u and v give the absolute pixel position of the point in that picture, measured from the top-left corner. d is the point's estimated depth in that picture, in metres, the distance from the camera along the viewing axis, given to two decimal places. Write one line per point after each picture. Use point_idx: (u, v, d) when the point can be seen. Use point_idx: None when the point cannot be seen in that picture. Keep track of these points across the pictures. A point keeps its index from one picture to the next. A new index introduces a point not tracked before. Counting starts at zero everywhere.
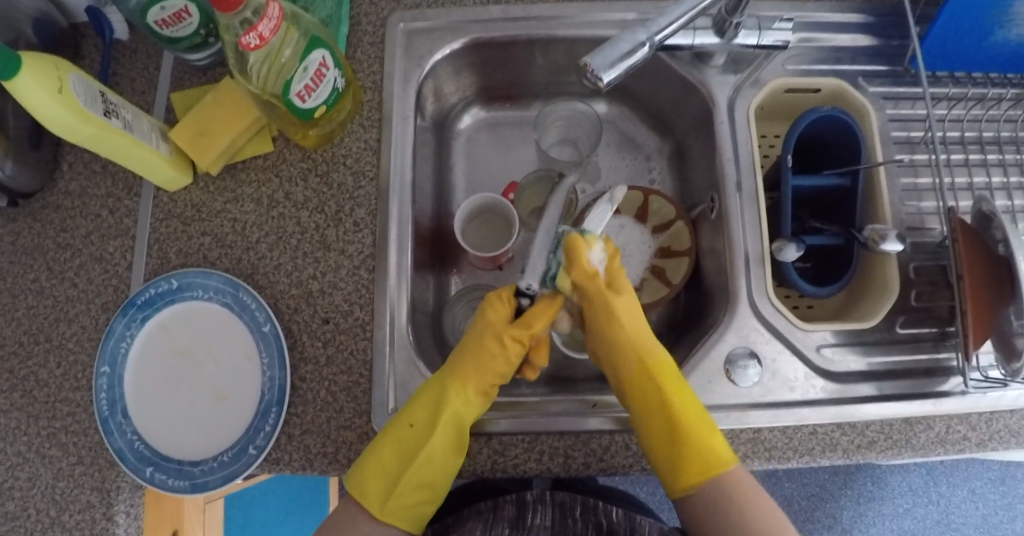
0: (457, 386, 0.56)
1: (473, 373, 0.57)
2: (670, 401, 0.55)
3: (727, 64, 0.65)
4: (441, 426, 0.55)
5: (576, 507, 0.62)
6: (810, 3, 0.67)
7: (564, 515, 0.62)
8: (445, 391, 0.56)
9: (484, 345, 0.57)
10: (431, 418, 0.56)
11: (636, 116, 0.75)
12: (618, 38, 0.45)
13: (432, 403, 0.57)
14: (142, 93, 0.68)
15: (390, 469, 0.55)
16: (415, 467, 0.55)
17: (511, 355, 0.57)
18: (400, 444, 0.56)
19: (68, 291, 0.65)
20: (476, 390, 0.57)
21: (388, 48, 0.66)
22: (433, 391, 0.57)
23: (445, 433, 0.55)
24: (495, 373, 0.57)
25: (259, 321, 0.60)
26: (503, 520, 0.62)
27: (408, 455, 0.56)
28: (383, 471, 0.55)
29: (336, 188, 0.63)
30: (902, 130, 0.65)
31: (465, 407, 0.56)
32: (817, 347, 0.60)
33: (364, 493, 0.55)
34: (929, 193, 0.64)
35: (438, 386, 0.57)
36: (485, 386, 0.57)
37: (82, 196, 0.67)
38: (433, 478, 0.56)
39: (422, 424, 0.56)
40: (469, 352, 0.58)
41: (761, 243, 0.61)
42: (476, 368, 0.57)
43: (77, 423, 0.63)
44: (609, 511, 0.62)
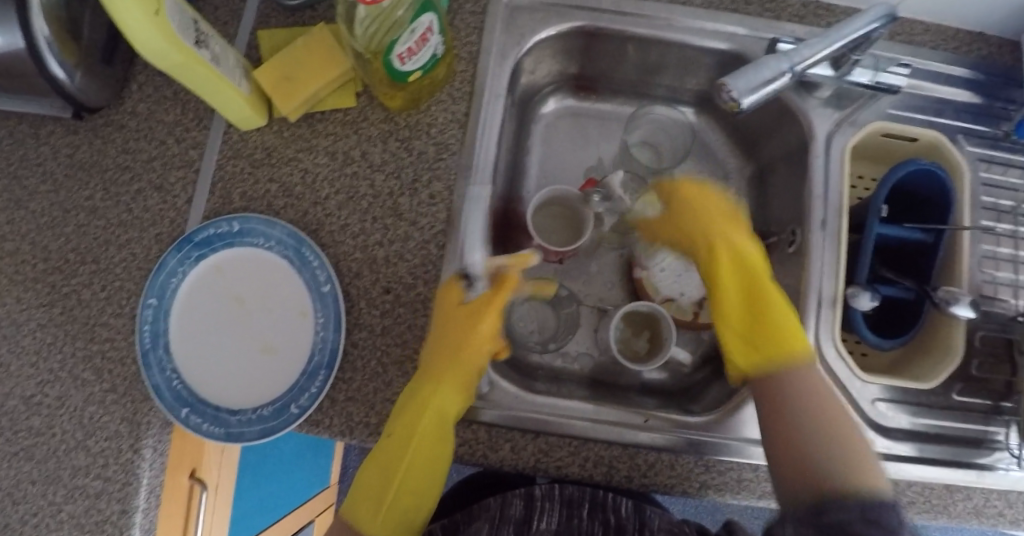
0: (434, 385, 0.56)
1: (449, 371, 0.57)
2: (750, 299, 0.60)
3: (830, 98, 0.63)
4: (420, 438, 0.56)
5: (584, 505, 0.59)
6: (924, 49, 0.65)
7: (572, 514, 0.59)
8: (417, 398, 0.56)
9: (456, 321, 0.58)
10: (408, 426, 0.56)
11: (721, 132, 0.73)
12: (762, 63, 0.43)
13: (407, 412, 0.56)
14: (225, 23, 0.65)
15: (376, 484, 0.59)
16: (405, 472, 0.57)
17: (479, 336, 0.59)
18: (389, 452, 0.57)
19: (122, 215, 0.63)
20: (454, 391, 0.57)
21: (490, 20, 0.63)
22: (411, 406, 0.56)
23: (432, 439, 0.56)
24: (470, 363, 0.59)
25: (319, 280, 0.59)
26: (510, 520, 0.60)
27: (396, 461, 0.57)
28: (371, 495, 0.59)
29: (416, 156, 0.61)
30: (992, 195, 0.64)
31: (447, 406, 0.57)
32: (872, 400, 0.60)
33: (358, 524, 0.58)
34: (1008, 263, 0.63)
35: (413, 397, 0.56)
36: (462, 384, 0.58)
37: (149, 120, 0.65)
38: (421, 484, 0.58)
39: (402, 433, 0.56)
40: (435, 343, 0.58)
41: (836, 285, 0.60)
42: (447, 365, 0.57)
43: (115, 350, 0.61)
44: (618, 506, 0.60)
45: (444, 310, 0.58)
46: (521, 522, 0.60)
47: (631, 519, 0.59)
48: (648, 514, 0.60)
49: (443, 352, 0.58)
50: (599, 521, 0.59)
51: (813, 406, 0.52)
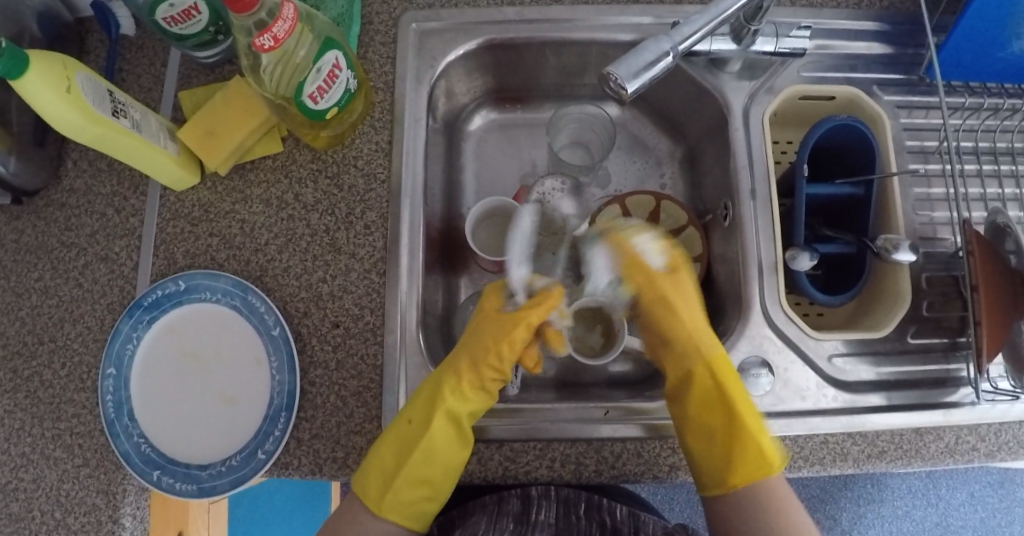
0: (450, 386, 0.57)
1: (471, 374, 0.58)
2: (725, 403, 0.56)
3: (742, 70, 0.64)
4: (437, 424, 0.56)
5: (581, 504, 0.60)
6: (827, 9, 0.66)
7: (570, 512, 0.59)
8: (442, 388, 0.57)
9: (491, 329, 0.59)
10: (420, 418, 0.56)
11: (648, 120, 0.74)
12: (643, 47, 0.44)
13: (430, 397, 0.57)
14: (149, 90, 0.67)
15: (390, 464, 0.55)
16: (413, 464, 0.55)
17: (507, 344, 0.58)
18: (400, 442, 0.56)
19: (73, 290, 0.64)
20: (469, 387, 0.57)
21: (401, 48, 0.65)
22: (426, 393, 0.57)
23: (440, 429, 0.56)
24: (490, 367, 0.58)
25: (269, 324, 0.60)
26: (509, 514, 0.59)
27: (409, 450, 0.56)
28: (383, 467, 0.55)
29: (347, 190, 0.62)
30: (916, 139, 0.65)
31: (462, 402, 0.57)
32: (829, 356, 0.60)
33: (365, 491, 0.55)
34: (942, 202, 0.64)
35: (433, 384, 0.58)
36: (479, 384, 0.58)
37: (88, 195, 0.66)
38: (434, 472, 0.56)
39: (418, 421, 0.56)
40: (463, 348, 0.59)
41: (775, 250, 0.61)
42: (471, 367, 0.58)
43: (82, 424, 0.62)
44: (613, 509, 0.61)
45: (480, 315, 0.62)
46: (518, 517, 0.59)
47: (626, 522, 0.60)
48: (641, 516, 0.61)
49: (472, 358, 0.58)
50: (595, 522, 0.60)
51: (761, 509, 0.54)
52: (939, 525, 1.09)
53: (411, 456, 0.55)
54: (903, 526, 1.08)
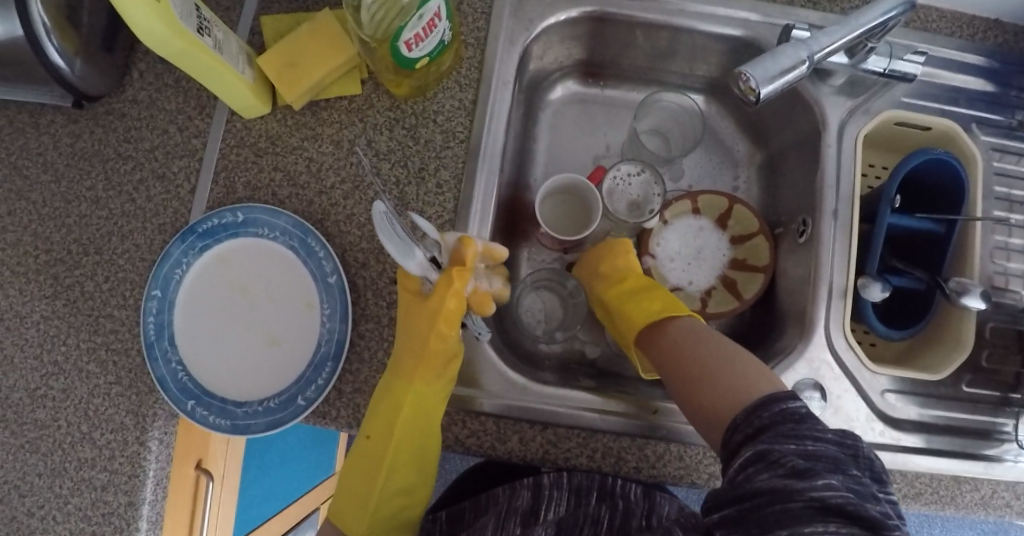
0: (410, 397, 0.55)
1: (419, 372, 0.55)
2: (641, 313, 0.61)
3: (844, 85, 0.62)
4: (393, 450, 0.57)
5: (594, 491, 0.54)
6: (940, 36, 0.64)
7: (580, 502, 0.54)
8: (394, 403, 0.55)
9: (419, 321, 0.54)
10: (381, 433, 0.56)
11: (731, 120, 0.72)
12: (782, 51, 0.42)
13: (384, 415, 0.56)
14: (227, 9, 0.64)
15: (361, 480, 0.59)
16: (384, 478, 0.58)
17: (443, 333, 0.55)
18: (365, 457, 0.58)
19: (125, 205, 0.62)
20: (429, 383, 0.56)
21: (498, 5, 0.62)
22: (384, 409, 0.56)
23: (399, 447, 0.57)
24: (440, 358, 0.56)
25: (325, 271, 0.58)
26: (517, 512, 0.55)
27: (372, 465, 0.58)
28: (356, 485, 0.59)
29: (422, 145, 0.60)
30: (1004, 185, 0.63)
31: (425, 394, 0.56)
32: (881, 391, 0.60)
33: (342, 513, 0.59)
34: (1019, 254, 0.63)
35: (389, 394, 0.56)
36: (434, 376, 0.56)
37: (151, 108, 0.63)
38: (406, 478, 0.59)
39: (375, 437, 0.56)
40: (406, 346, 0.55)
41: (848, 276, 0.59)
42: (423, 367, 0.55)
43: (119, 342, 0.61)
44: (627, 491, 0.55)
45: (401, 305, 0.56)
46: (528, 513, 0.55)
47: (640, 505, 0.54)
48: (656, 497, 0.56)
49: (413, 354, 0.55)
50: (608, 507, 0.53)
51: (703, 349, 0.54)
52: None
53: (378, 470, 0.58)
54: None
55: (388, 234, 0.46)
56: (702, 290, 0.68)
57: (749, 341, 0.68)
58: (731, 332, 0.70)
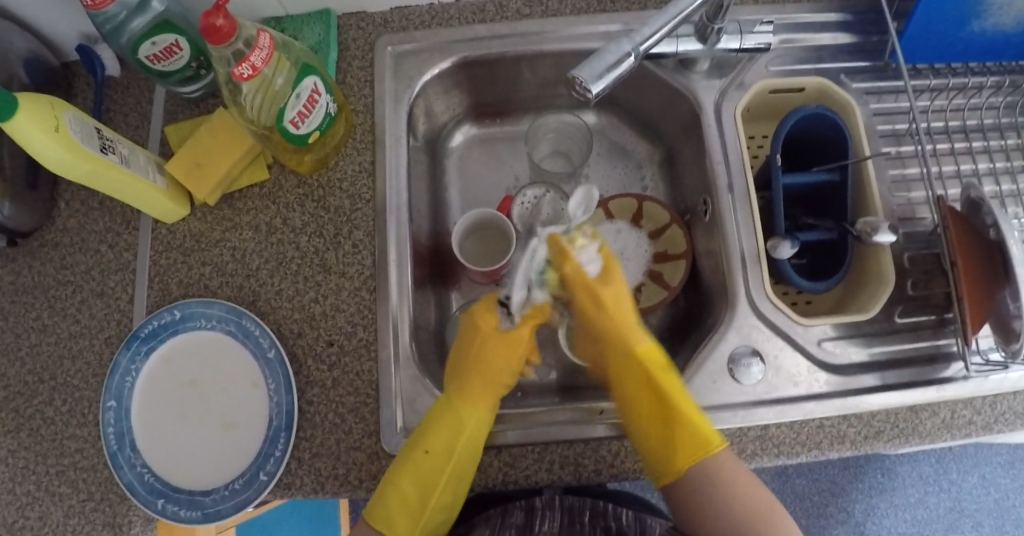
0: (469, 408, 0.57)
1: (487, 394, 0.59)
2: (664, 403, 0.56)
3: (711, 69, 0.66)
4: (456, 460, 0.56)
5: (585, 512, 0.59)
6: (790, 5, 0.67)
7: (573, 521, 0.59)
8: (462, 415, 0.57)
9: (498, 346, 0.60)
10: (446, 447, 0.56)
11: (625, 125, 0.76)
12: (604, 50, 0.46)
13: (450, 427, 0.56)
14: (136, 128, 0.69)
15: (413, 498, 0.56)
16: (437, 492, 0.56)
17: (511, 367, 0.61)
18: (420, 475, 0.56)
19: (71, 327, 0.65)
20: (487, 412, 0.58)
21: (379, 71, 0.66)
22: (445, 422, 0.57)
23: (463, 457, 0.56)
24: (499, 384, 0.60)
25: (264, 347, 0.60)
26: (512, 528, 0.58)
27: (428, 482, 0.56)
28: (406, 503, 0.56)
29: (333, 212, 0.64)
30: (887, 123, 0.65)
31: (479, 417, 0.57)
32: (819, 341, 0.60)
33: (392, 527, 0.56)
34: (918, 182, 0.64)
35: (448, 409, 0.57)
36: (492, 399, 0.59)
37: (81, 233, 0.67)
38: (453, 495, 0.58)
39: (438, 454, 0.56)
40: (476, 370, 0.59)
41: (756, 241, 0.62)
42: (483, 387, 0.59)
43: (86, 459, 0.63)
44: (619, 514, 0.60)
45: (478, 335, 0.60)
46: (522, 529, 0.58)
47: (632, 526, 0.59)
48: (647, 519, 0.59)
49: (481, 379, 0.59)
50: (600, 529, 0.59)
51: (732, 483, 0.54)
52: (953, 510, 1.08)
53: (431, 484, 0.56)
54: (917, 514, 1.08)
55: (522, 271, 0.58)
56: (633, 288, 0.70)
57: (690, 326, 0.69)
58: (672, 321, 0.71)
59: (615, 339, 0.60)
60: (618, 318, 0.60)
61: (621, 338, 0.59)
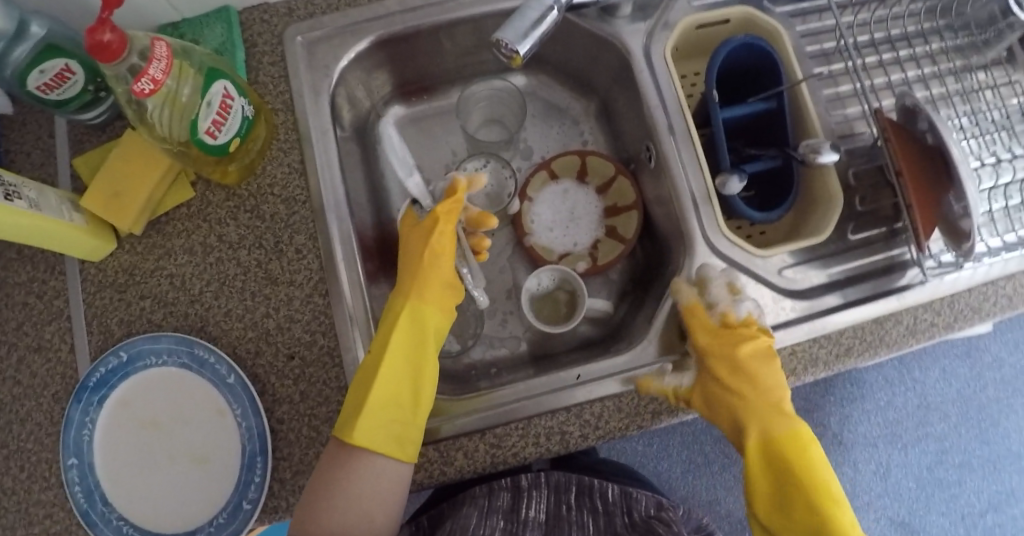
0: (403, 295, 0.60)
1: (417, 285, 0.60)
2: (787, 474, 0.55)
3: (635, 12, 0.64)
4: (397, 347, 0.57)
5: (571, 488, 0.62)
6: None
7: (560, 500, 0.61)
8: (399, 302, 0.59)
9: (418, 235, 0.62)
10: (384, 337, 0.57)
11: (556, 83, 0.74)
12: (526, 6, 0.44)
13: (392, 318, 0.59)
14: (42, 165, 0.64)
15: (362, 397, 0.54)
16: (377, 386, 0.54)
17: (435, 250, 0.61)
18: (365, 368, 0.56)
19: (13, 389, 0.61)
20: (427, 298, 0.60)
21: (292, 64, 0.62)
22: (388, 316, 0.59)
23: (404, 344, 0.57)
24: (431, 269, 0.61)
25: (222, 373, 0.58)
26: (499, 511, 0.58)
27: (372, 373, 0.55)
28: (355, 400, 0.55)
29: (270, 220, 0.61)
30: (814, 43, 0.65)
31: (423, 307, 0.60)
32: (779, 270, 0.61)
33: (344, 428, 0.53)
34: (852, 98, 0.64)
35: (390, 306, 0.60)
36: (433, 289, 0.60)
37: (4, 287, 0.63)
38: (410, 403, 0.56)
39: (379, 345, 0.57)
40: (404, 266, 0.61)
41: (705, 180, 0.61)
42: (415, 273, 0.60)
43: (57, 523, 0.59)
44: (605, 490, 0.63)
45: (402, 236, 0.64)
46: (510, 512, 0.58)
47: (618, 502, 0.62)
48: (632, 493, 0.63)
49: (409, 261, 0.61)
50: (587, 507, 0.61)
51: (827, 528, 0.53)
52: (922, 406, 1.13)
53: (370, 379, 0.55)
54: (889, 416, 1.13)
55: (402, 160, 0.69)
56: (589, 247, 0.70)
57: (651, 276, 0.69)
58: (633, 274, 0.71)
59: (750, 419, 0.56)
60: (754, 396, 0.56)
61: (758, 425, 0.56)
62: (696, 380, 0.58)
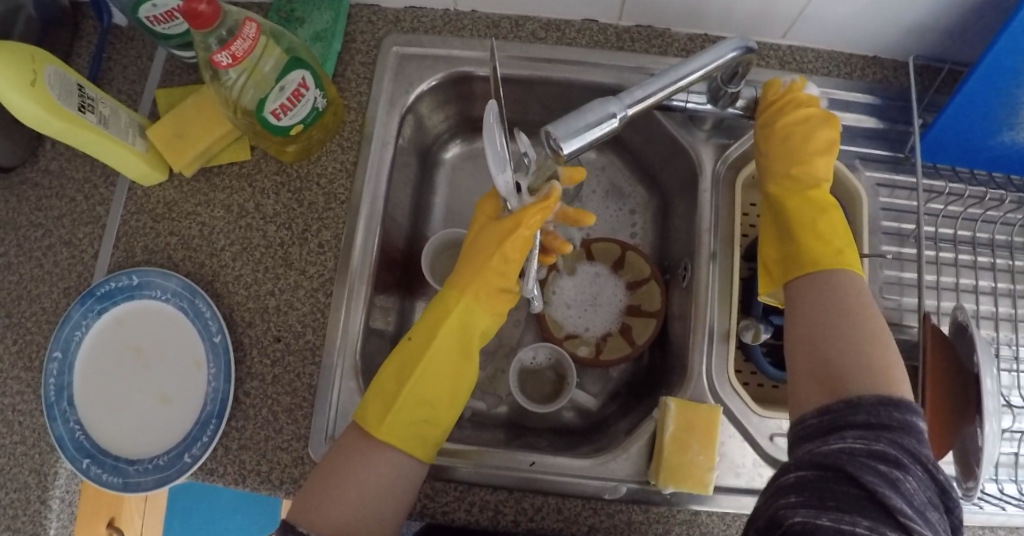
0: (458, 294, 0.57)
1: (477, 284, 0.57)
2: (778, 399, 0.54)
3: (719, 130, 0.63)
4: (439, 344, 0.56)
5: None
6: (817, 76, 0.63)
7: None
8: (450, 299, 0.57)
9: (495, 234, 0.58)
10: (428, 330, 0.56)
11: (625, 166, 0.73)
12: (587, 108, 0.43)
13: (438, 314, 0.57)
14: (132, 82, 0.68)
15: (389, 388, 0.55)
16: (412, 383, 0.54)
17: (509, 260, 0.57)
18: (402, 361, 0.56)
19: (34, 269, 0.65)
20: (483, 302, 0.58)
21: (379, 70, 0.64)
22: (437, 309, 0.58)
23: (447, 343, 0.56)
24: (496, 276, 0.58)
25: (211, 330, 0.60)
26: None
27: (407, 368, 0.55)
28: (383, 392, 0.54)
29: (306, 207, 0.63)
30: (894, 220, 0.61)
31: (473, 311, 0.57)
32: (771, 435, 0.58)
33: (365, 418, 0.53)
34: (912, 288, 0.60)
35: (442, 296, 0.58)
36: (491, 293, 0.58)
37: (60, 177, 0.67)
38: (440, 400, 0.55)
39: (422, 338, 0.56)
40: (469, 261, 0.58)
41: (728, 320, 0.59)
42: (479, 279, 0.57)
43: (25, 402, 0.63)
44: None
45: (478, 224, 0.60)
46: None
47: None
48: None
49: (475, 262, 0.58)
50: None
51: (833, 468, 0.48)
52: None
53: (409, 373, 0.55)
54: None
55: (493, 149, 0.48)
56: (599, 336, 0.69)
57: (649, 390, 0.67)
58: (632, 378, 0.69)
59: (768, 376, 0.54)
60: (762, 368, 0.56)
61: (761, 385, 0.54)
62: (644, 513, 0.56)
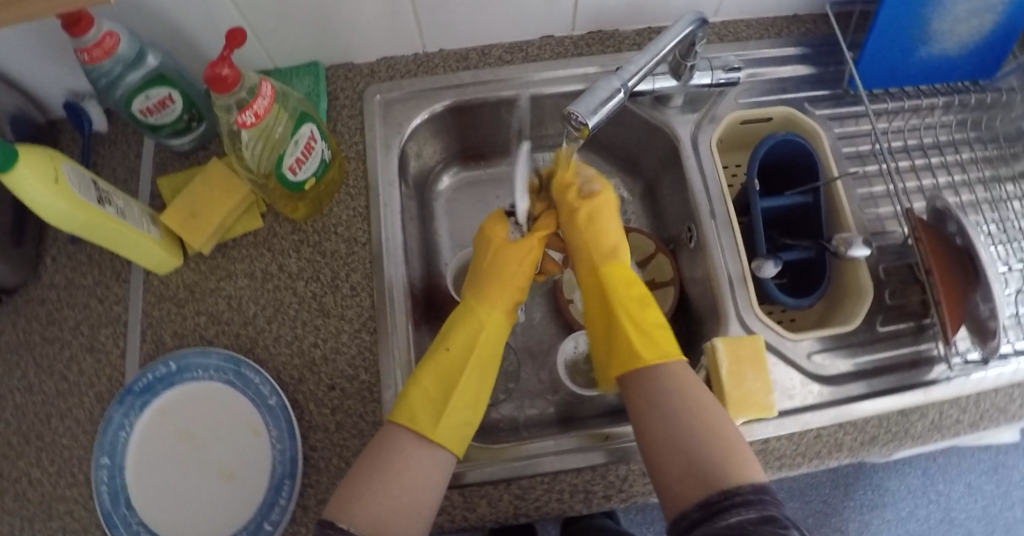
0: (484, 304, 0.61)
1: (496, 293, 0.62)
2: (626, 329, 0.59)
3: (685, 104, 0.70)
4: (475, 352, 0.58)
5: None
6: (752, 41, 0.72)
7: None
8: (477, 310, 0.61)
9: (512, 246, 0.63)
10: (463, 339, 0.59)
11: (604, 161, 0.80)
12: (596, 87, 0.49)
13: (463, 325, 0.60)
14: (125, 181, 0.69)
15: (435, 395, 0.56)
16: (461, 390, 0.56)
17: (525, 267, 0.63)
18: (440, 371, 0.57)
19: (59, 384, 0.63)
20: (502, 310, 0.62)
21: (369, 118, 0.69)
22: (462, 322, 0.60)
23: (482, 350, 0.59)
24: (514, 283, 0.63)
25: (264, 394, 0.60)
26: None
27: (449, 377, 0.57)
28: (428, 398, 0.56)
29: (330, 256, 0.65)
30: (851, 146, 0.69)
31: (495, 315, 0.61)
32: (808, 354, 0.62)
33: (414, 422, 0.54)
34: (884, 199, 0.67)
35: (464, 309, 0.61)
36: (508, 301, 0.62)
37: (69, 288, 0.66)
38: (473, 406, 0.57)
39: (457, 347, 0.59)
40: (489, 274, 0.62)
41: (740, 263, 0.65)
42: (498, 286, 0.62)
43: (77, 522, 0.59)
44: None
45: (493, 242, 0.64)
46: None
47: None
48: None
49: (494, 272, 0.62)
50: None
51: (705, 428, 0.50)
52: (945, 521, 1.11)
53: (453, 381, 0.57)
54: (910, 528, 1.10)
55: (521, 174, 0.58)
56: None
57: (684, 351, 0.71)
58: None
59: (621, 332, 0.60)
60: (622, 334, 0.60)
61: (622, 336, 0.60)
62: None
